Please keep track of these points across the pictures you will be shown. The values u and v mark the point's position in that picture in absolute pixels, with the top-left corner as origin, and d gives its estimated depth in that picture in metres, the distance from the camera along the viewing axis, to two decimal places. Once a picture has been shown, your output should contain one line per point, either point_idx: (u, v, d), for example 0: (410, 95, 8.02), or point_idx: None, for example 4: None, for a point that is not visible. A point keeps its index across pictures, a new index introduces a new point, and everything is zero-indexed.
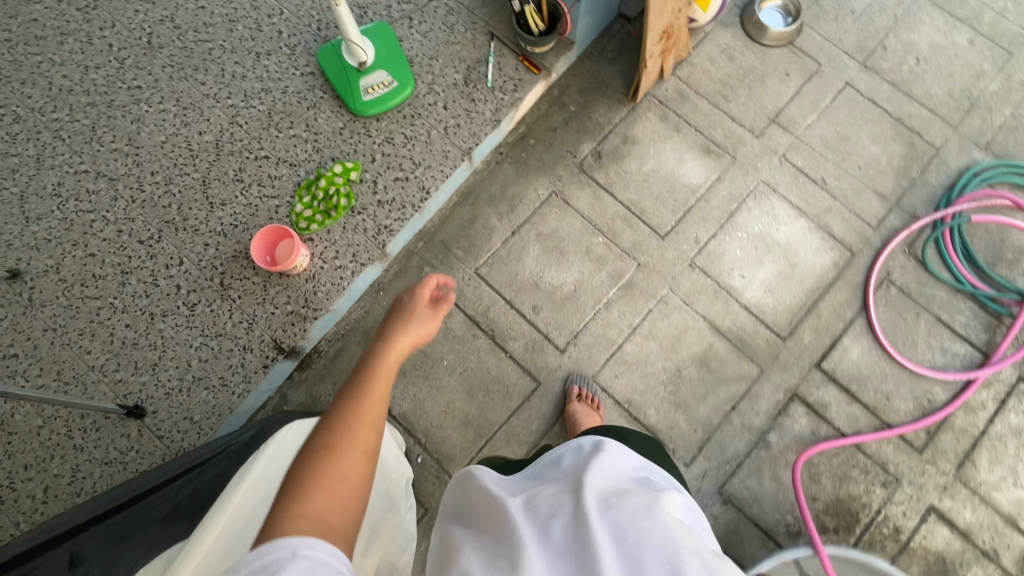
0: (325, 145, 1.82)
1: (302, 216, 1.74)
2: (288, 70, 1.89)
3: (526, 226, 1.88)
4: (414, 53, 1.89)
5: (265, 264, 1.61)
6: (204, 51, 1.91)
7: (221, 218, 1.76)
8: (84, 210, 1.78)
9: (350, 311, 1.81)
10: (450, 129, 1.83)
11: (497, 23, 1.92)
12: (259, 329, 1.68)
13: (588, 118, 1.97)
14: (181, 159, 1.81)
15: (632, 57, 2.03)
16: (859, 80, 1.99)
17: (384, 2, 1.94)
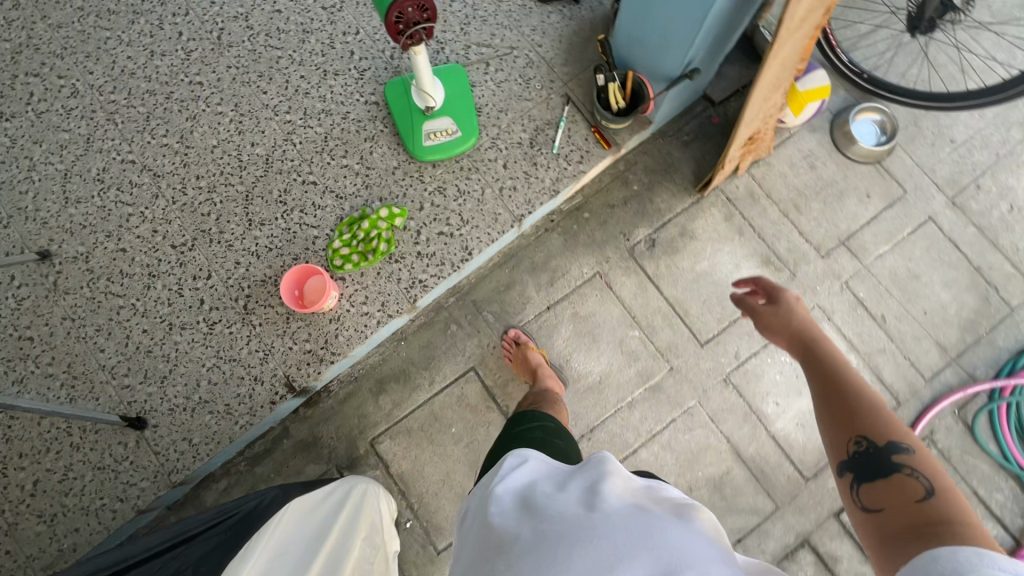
0: (376, 183, 1.75)
1: (337, 252, 1.67)
2: (353, 95, 1.82)
3: (563, 304, 1.80)
4: (484, 102, 1.81)
5: (293, 304, 1.58)
6: (272, 58, 1.84)
7: (256, 239, 1.71)
8: (124, 201, 1.74)
9: (368, 356, 1.76)
10: (506, 190, 1.75)
11: (576, 86, 1.83)
12: (273, 362, 1.64)
13: (649, 201, 1.87)
14: (229, 168, 1.76)
15: (708, 144, 1.92)
16: (944, 217, 1.87)
17: (463, 41, 1.86)
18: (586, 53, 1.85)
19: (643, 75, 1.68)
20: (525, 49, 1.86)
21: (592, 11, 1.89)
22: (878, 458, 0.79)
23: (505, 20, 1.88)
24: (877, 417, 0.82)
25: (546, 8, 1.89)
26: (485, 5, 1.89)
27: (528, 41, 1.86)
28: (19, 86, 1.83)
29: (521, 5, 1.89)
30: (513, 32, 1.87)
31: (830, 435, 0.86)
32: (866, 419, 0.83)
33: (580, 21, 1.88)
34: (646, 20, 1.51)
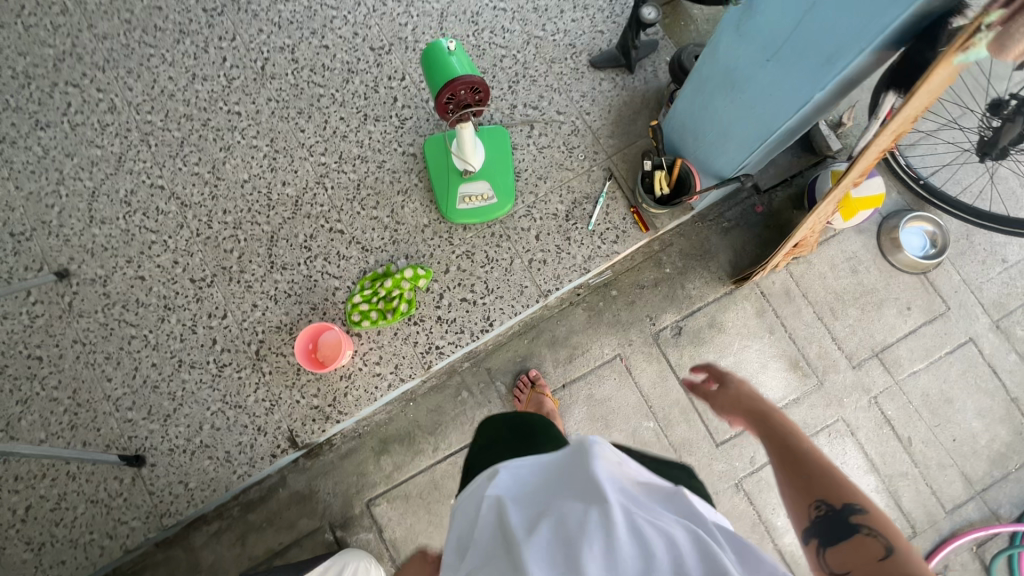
0: (403, 239, 1.71)
1: (356, 308, 1.63)
2: (390, 144, 1.77)
3: (579, 384, 1.75)
4: (523, 167, 1.76)
5: (304, 359, 1.54)
6: (313, 95, 1.80)
7: (276, 283, 1.68)
8: (148, 228, 1.71)
9: (374, 414, 1.72)
10: (535, 263, 1.70)
11: (619, 161, 1.77)
12: (278, 414, 1.61)
13: (681, 286, 1.81)
14: (257, 206, 1.73)
15: (748, 232, 1.85)
16: (985, 339, 1.79)
17: (510, 100, 1.80)
18: (634, 126, 1.79)
19: (692, 165, 1.61)
20: (572, 115, 1.80)
21: (646, 82, 1.83)
22: (837, 520, 0.79)
23: (554, 83, 1.82)
24: (835, 479, 0.83)
25: (598, 74, 1.83)
26: (537, 65, 1.83)
27: (576, 107, 1.80)
28: (57, 95, 1.80)
29: (573, 69, 1.83)
30: (561, 96, 1.81)
31: (793, 503, 0.86)
32: (823, 482, 0.84)
33: (632, 92, 1.82)
34: (703, 121, 1.43)
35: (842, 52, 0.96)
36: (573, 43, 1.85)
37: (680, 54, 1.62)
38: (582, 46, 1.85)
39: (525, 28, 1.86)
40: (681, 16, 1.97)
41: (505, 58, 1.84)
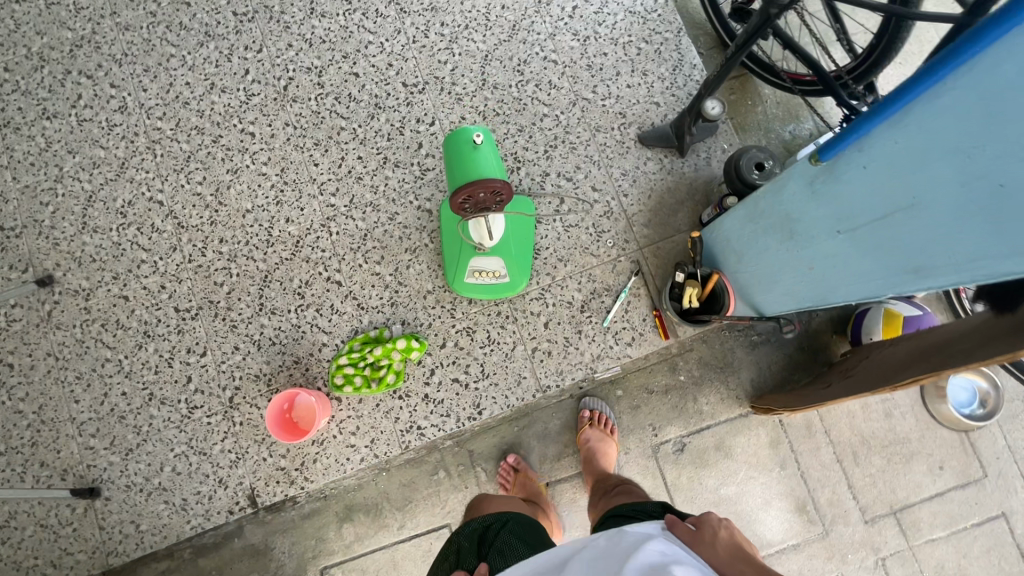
0: (403, 302, 1.59)
1: (340, 370, 1.51)
2: (406, 195, 1.64)
3: (563, 486, 1.58)
4: (544, 244, 1.61)
5: (275, 427, 1.42)
6: (334, 127, 1.67)
7: (262, 327, 1.58)
8: (141, 245, 1.62)
9: (341, 479, 1.54)
10: (538, 354, 1.56)
11: (650, 255, 1.60)
12: (242, 469, 1.52)
13: (693, 398, 1.65)
14: (256, 240, 1.62)
15: (777, 351, 1.68)
16: (1020, 517, 1.61)
17: (542, 167, 1.64)
18: (674, 218, 1.62)
19: (729, 282, 1.43)
20: (608, 193, 1.63)
21: (696, 169, 1.64)
22: None
23: (595, 154, 1.65)
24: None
25: (645, 151, 1.65)
26: (579, 130, 1.66)
27: (614, 186, 1.63)
28: (68, 84, 1.69)
29: (618, 141, 1.66)
30: (600, 171, 1.64)
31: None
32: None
33: (678, 178, 1.64)
34: (750, 248, 1.26)
35: (930, 268, 0.79)
36: (623, 112, 1.67)
37: (739, 154, 1.42)
38: (633, 117, 1.67)
39: (574, 87, 1.69)
40: (749, 94, 1.77)
41: (546, 118, 1.67)
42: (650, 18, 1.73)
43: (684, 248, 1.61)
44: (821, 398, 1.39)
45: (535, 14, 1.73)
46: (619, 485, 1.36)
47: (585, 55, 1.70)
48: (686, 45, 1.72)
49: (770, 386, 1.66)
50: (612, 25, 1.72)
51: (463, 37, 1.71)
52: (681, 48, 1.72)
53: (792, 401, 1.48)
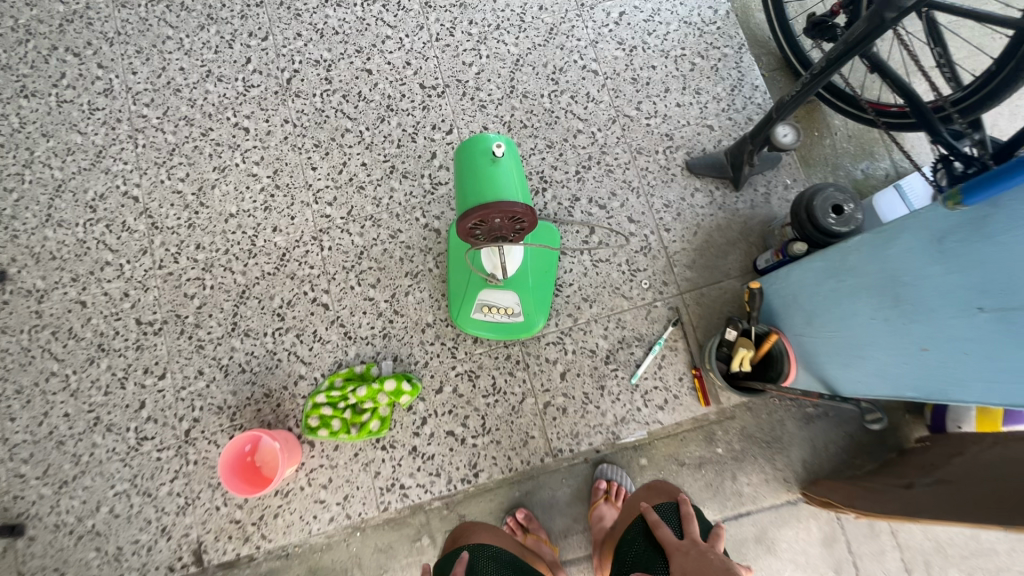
0: (397, 335, 1.36)
1: (317, 410, 1.29)
2: (412, 211, 1.42)
3: (570, 570, 1.26)
4: (566, 279, 1.37)
5: (230, 474, 1.19)
6: (338, 127, 1.47)
7: (232, 351, 1.36)
8: (108, 245, 1.42)
9: (309, 528, 1.28)
10: (551, 410, 1.31)
11: (692, 303, 1.35)
12: (190, 518, 1.29)
13: (731, 477, 1.37)
14: (237, 249, 1.41)
15: (836, 428, 1.40)
16: None
17: (572, 190, 1.42)
18: (722, 262, 1.37)
19: (790, 346, 1.16)
20: (646, 226, 1.39)
21: (752, 206, 1.40)
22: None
23: (633, 180, 1.42)
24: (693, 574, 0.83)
25: (692, 181, 1.42)
26: (617, 151, 1.44)
27: (654, 218, 1.40)
28: (52, 62, 1.53)
29: (662, 167, 1.43)
30: (638, 199, 1.41)
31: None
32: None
33: (730, 214, 1.40)
34: (829, 309, 1.01)
35: None
36: (669, 134, 1.44)
37: (811, 193, 1.17)
38: (681, 140, 1.44)
39: (615, 101, 1.47)
40: (816, 125, 1.54)
41: (580, 134, 1.45)
42: (707, 30, 1.52)
43: (733, 298, 1.35)
44: (901, 504, 1.11)
45: (576, 18, 1.52)
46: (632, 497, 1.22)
47: (629, 67, 1.49)
48: (747, 63, 1.49)
49: (826, 471, 1.38)
50: (663, 35, 1.51)
51: (492, 37, 1.51)
52: (741, 66, 1.49)
53: (857, 500, 1.20)
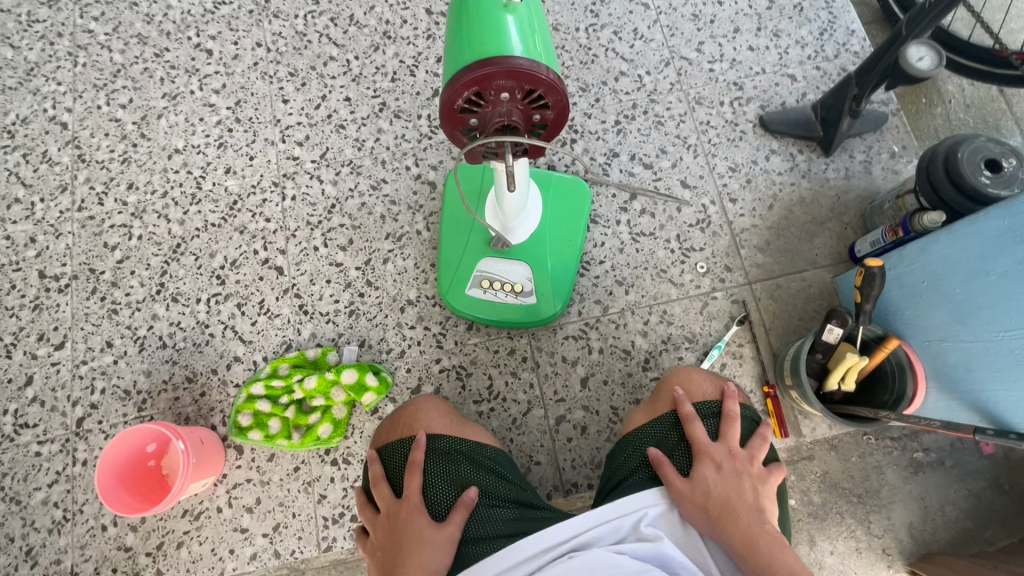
0: (367, 313, 1.02)
1: (250, 405, 0.96)
2: (403, 158, 1.11)
3: None
4: (596, 256, 1.03)
5: (110, 460, 0.84)
6: (321, 55, 1.18)
7: (153, 319, 1.04)
8: (20, 178, 1.13)
9: (222, 566, 0.93)
10: (565, 427, 0.96)
11: (765, 297, 1.00)
12: (66, 538, 0.95)
13: (808, 541, 0.99)
14: (178, 193, 1.11)
15: (956, 483, 1.02)
16: None
17: (610, 144, 1.09)
18: (806, 246, 1.03)
19: (917, 357, 0.80)
20: (705, 195, 1.06)
21: (846, 175, 1.06)
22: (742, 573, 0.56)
23: (690, 136, 1.10)
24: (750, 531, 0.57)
25: (767, 141, 1.09)
26: (671, 99, 1.12)
27: (716, 184, 1.07)
28: None
29: (728, 121, 1.10)
30: (695, 159, 1.08)
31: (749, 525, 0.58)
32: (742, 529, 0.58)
33: (818, 185, 1.06)
34: (1006, 296, 0.67)
35: None
36: (738, 83, 1.12)
37: (952, 143, 0.84)
38: (753, 90, 1.12)
39: (670, 41, 1.16)
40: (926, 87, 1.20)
41: (624, 77, 1.13)
42: None
43: (821, 294, 1.00)
44: None
45: None
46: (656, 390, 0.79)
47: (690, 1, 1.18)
48: (840, 3, 1.18)
49: (941, 543, 0.99)
50: None
51: None
52: (832, 6, 1.18)
53: None
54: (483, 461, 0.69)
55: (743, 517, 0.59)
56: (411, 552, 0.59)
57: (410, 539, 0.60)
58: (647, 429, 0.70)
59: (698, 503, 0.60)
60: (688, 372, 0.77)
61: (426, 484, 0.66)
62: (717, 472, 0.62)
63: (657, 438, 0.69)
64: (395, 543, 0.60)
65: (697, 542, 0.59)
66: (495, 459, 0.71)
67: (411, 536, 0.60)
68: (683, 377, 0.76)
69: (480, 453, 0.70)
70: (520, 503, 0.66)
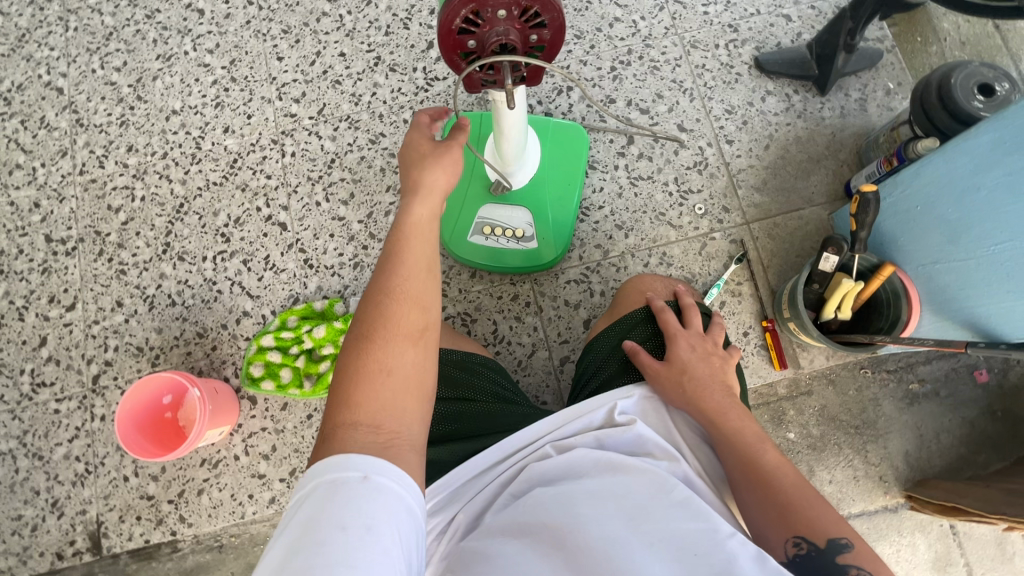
0: (372, 265, 1.04)
1: (262, 356, 0.98)
2: (400, 111, 1.11)
3: None
4: (594, 201, 1.05)
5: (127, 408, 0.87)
6: (313, 11, 1.17)
7: (161, 278, 1.06)
8: (19, 144, 1.14)
9: (242, 511, 0.96)
10: (568, 367, 0.98)
11: (762, 236, 1.02)
12: (89, 490, 0.98)
13: (807, 471, 1.02)
14: (178, 153, 1.12)
15: (950, 413, 1.04)
16: None
17: (607, 91, 1.10)
18: (802, 185, 1.04)
19: (911, 283, 0.82)
20: (702, 137, 1.07)
21: (842, 114, 1.07)
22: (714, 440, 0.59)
23: (686, 79, 1.10)
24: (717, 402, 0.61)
25: (763, 82, 1.09)
26: (666, 44, 1.12)
27: (712, 127, 1.07)
28: None
29: (723, 64, 1.10)
30: (691, 103, 1.09)
31: (717, 398, 0.62)
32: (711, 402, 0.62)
33: (813, 124, 1.07)
34: (990, 211, 0.69)
35: None
36: (733, 25, 1.12)
37: (946, 69, 0.84)
38: (748, 32, 1.12)
39: None
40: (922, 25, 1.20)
41: (618, 23, 1.13)
42: None
43: (817, 232, 1.02)
44: None
45: None
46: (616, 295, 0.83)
47: None
48: None
49: (935, 469, 1.02)
50: None
51: None
52: None
53: (1007, 507, 0.83)
54: (478, 367, 0.71)
55: (711, 390, 0.63)
56: (417, 234, 0.58)
57: (413, 226, 0.58)
58: (615, 326, 0.74)
59: (672, 379, 0.64)
60: (649, 279, 0.82)
61: None
62: (690, 351, 0.67)
63: (629, 330, 0.73)
64: (395, 228, 0.58)
65: (668, 417, 0.63)
66: (487, 366, 0.73)
67: (417, 224, 0.58)
68: (648, 282, 0.81)
69: (474, 360, 0.72)
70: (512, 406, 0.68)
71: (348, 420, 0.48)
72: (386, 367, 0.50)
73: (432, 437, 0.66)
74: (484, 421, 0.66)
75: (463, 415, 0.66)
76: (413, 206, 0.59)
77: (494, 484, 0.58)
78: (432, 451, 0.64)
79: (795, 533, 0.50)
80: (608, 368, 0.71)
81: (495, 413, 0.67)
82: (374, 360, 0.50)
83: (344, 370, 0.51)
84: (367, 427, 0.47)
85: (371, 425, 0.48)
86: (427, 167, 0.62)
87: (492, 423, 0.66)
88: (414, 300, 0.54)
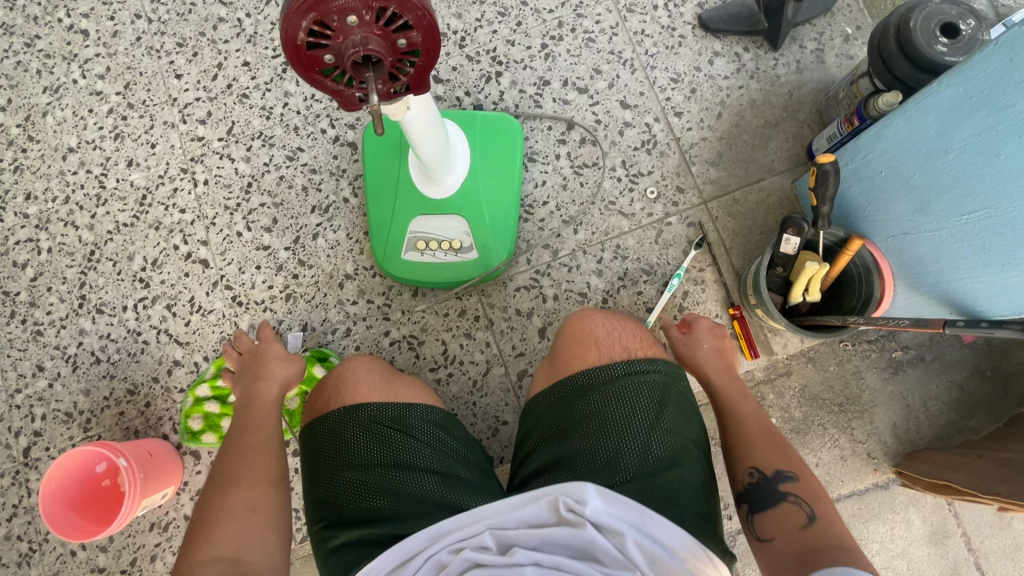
0: (305, 295, 0.96)
1: (199, 408, 0.91)
2: (317, 120, 1.01)
3: None
4: (538, 197, 0.96)
5: (50, 487, 0.80)
6: (208, 17, 1.05)
7: (82, 335, 0.98)
8: None
9: None
10: (527, 382, 0.91)
11: (722, 216, 0.94)
12: (37, 570, 0.92)
13: None
14: (81, 196, 1.02)
15: (937, 377, 0.98)
16: None
17: (540, 71, 0.99)
18: (760, 153, 0.95)
19: (882, 256, 0.75)
20: (647, 113, 0.97)
21: (797, 69, 0.97)
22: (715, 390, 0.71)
23: (625, 48, 0.99)
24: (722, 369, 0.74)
25: (709, 43, 0.99)
26: (600, 11, 1.01)
27: (657, 99, 0.98)
28: None
29: (664, 27, 1.00)
30: (633, 75, 0.99)
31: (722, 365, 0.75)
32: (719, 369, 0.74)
33: (767, 85, 0.97)
34: (964, 172, 0.61)
35: None
36: None
37: (904, 11, 0.75)
38: None
39: None
40: None
41: None
42: None
43: (780, 204, 0.94)
44: None
45: None
46: (571, 332, 0.68)
47: None
48: None
49: (925, 439, 0.97)
50: None
51: None
52: None
53: (1001, 484, 0.78)
54: (414, 423, 0.63)
55: (717, 365, 0.75)
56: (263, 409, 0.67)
57: (259, 404, 0.68)
58: (586, 385, 0.61)
59: (698, 348, 0.77)
60: (589, 325, 0.68)
61: (336, 475, 0.61)
62: (716, 338, 0.78)
63: (566, 405, 0.61)
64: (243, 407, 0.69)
65: (645, 513, 0.52)
66: (428, 419, 0.64)
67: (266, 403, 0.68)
68: (589, 330, 0.67)
69: (410, 416, 0.63)
70: (448, 466, 0.61)
71: (205, 557, 0.51)
72: (251, 508, 0.55)
73: (358, 511, 0.59)
74: (414, 488, 0.59)
75: (391, 490, 0.59)
76: (259, 394, 0.70)
77: (427, 570, 0.52)
78: (354, 532, 0.57)
79: (752, 466, 0.61)
80: (554, 443, 0.60)
81: (426, 479, 0.59)
82: (238, 503, 0.55)
83: (204, 508, 0.56)
84: (225, 562, 0.51)
85: (233, 558, 0.51)
86: (276, 355, 0.76)
87: (427, 489, 0.58)
88: (259, 463, 0.60)
